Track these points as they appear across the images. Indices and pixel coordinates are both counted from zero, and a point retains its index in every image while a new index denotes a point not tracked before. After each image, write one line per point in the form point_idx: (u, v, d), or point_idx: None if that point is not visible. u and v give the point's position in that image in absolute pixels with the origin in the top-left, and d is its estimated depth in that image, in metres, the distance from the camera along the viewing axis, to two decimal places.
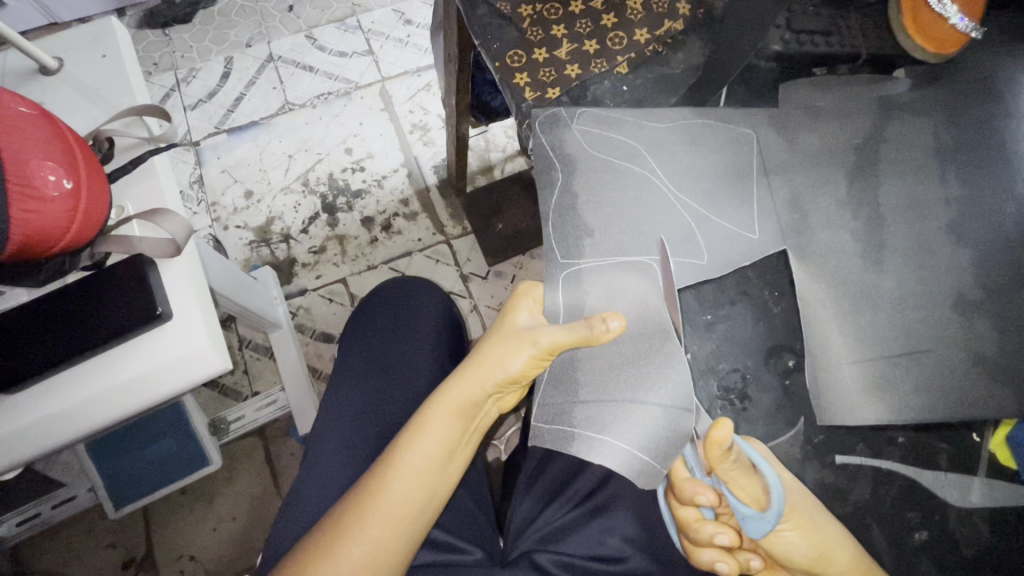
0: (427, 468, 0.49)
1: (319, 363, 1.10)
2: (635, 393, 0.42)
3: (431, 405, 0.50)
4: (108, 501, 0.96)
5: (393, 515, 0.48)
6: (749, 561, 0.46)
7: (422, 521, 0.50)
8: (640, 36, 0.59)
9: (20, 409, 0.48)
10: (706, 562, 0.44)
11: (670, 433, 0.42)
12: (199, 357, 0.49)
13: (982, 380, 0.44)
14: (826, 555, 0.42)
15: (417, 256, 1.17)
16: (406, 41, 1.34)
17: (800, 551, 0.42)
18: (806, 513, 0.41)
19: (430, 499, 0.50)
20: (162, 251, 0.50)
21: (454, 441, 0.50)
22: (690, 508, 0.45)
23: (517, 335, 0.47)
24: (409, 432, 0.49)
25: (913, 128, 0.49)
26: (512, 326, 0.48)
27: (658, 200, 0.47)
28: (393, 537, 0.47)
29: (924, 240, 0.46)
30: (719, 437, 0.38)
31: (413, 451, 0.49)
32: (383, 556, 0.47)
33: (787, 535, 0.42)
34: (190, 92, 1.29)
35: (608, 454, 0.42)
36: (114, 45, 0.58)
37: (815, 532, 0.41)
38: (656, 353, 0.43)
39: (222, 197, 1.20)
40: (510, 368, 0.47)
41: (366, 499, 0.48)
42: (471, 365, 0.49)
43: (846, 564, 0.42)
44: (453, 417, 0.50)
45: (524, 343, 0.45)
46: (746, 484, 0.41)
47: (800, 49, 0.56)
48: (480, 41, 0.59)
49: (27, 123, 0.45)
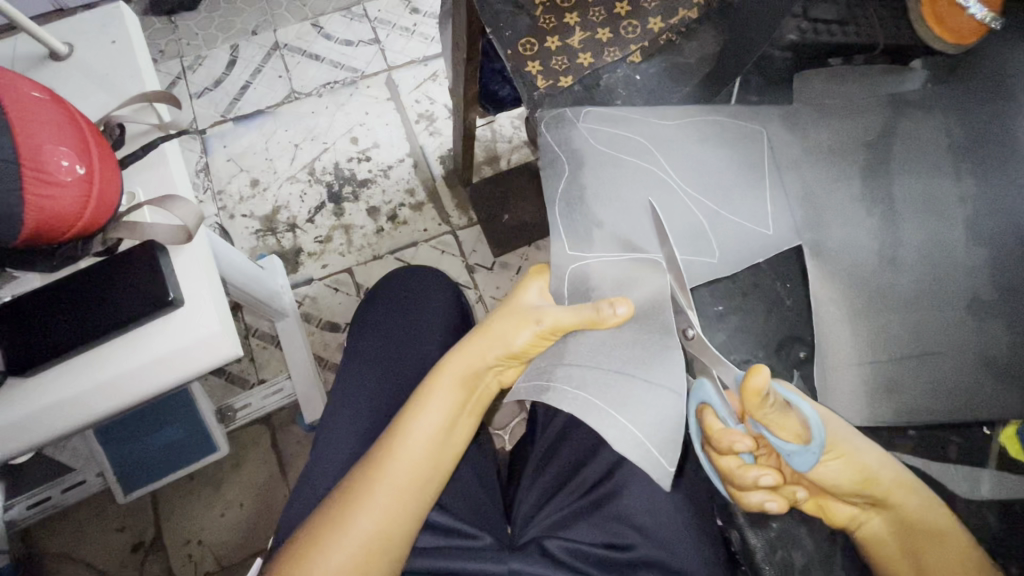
0: (432, 440, 0.51)
1: (325, 352, 1.11)
2: (632, 369, 0.42)
3: (436, 375, 0.52)
4: (117, 486, 0.97)
5: (401, 485, 0.50)
6: (796, 493, 0.41)
7: (428, 493, 0.51)
8: (653, 26, 0.58)
9: (38, 393, 0.48)
10: (755, 504, 0.40)
11: (665, 415, 0.40)
12: (213, 342, 0.50)
13: (992, 381, 0.43)
14: (871, 474, 0.40)
15: (423, 247, 1.17)
16: (413, 30, 1.33)
17: (848, 478, 0.40)
18: (846, 441, 0.40)
19: (434, 470, 0.52)
20: (174, 238, 0.51)
21: (457, 412, 0.52)
22: (730, 456, 0.41)
23: (522, 313, 0.48)
24: (415, 404, 0.51)
25: (924, 124, 0.48)
26: (519, 303, 0.50)
27: (666, 197, 0.46)
28: (402, 508, 0.49)
29: (939, 238, 0.45)
30: (757, 385, 0.37)
31: (417, 424, 0.51)
32: (395, 525, 0.49)
33: (831, 468, 0.40)
34: (196, 79, 1.28)
35: (580, 406, 0.41)
36: (122, 30, 0.57)
37: (857, 457, 0.40)
38: (652, 342, 0.42)
39: (228, 186, 1.20)
40: (513, 344, 0.49)
41: (376, 470, 0.50)
42: (478, 339, 0.51)
43: (890, 480, 0.41)
44: (457, 387, 0.52)
45: (528, 322, 0.47)
46: (781, 422, 0.40)
47: (816, 39, 0.54)
48: (492, 28, 0.58)
49: (40, 106, 0.44)
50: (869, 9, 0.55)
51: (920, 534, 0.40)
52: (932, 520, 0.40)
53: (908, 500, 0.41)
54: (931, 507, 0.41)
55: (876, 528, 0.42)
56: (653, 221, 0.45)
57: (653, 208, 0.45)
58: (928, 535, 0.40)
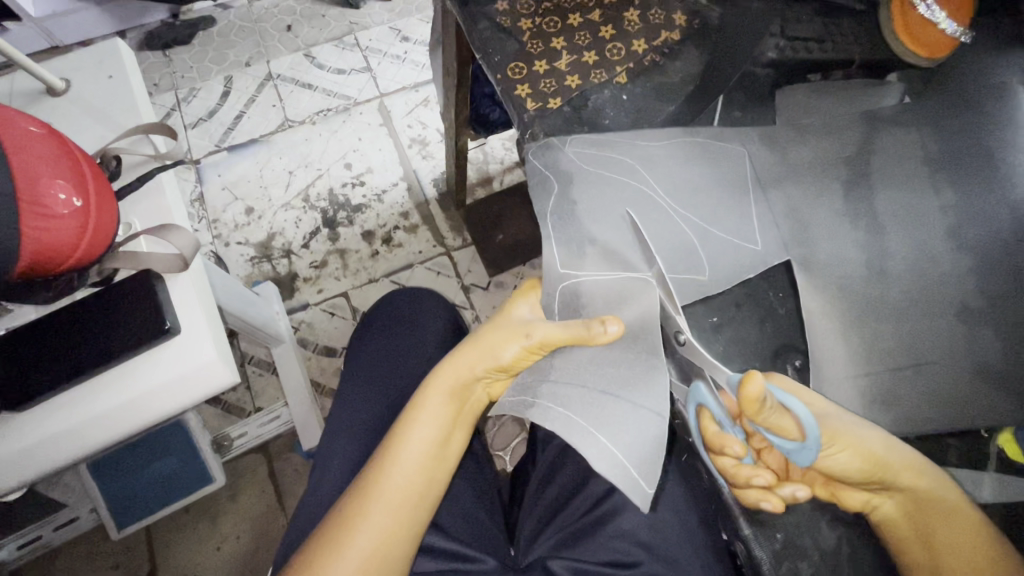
0: (425, 454, 0.51)
1: (322, 377, 1.10)
2: (618, 390, 0.41)
3: (426, 391, 0.52)
4: (111, 522, 0.95)
5: (396, 502, 0.49)
6: (795, 492, 0.39)
7: (423, 511, 0.51)
8: (637, 47, 0.60)
9: (31, 427, 0.48)
10: (750, 502, 0.41)
11: (645, 437, 0.39)
12: (210, 370, 0.50)
13: (986, 387, 0.44)
14: (880, 461, 0.39)
15: (418, 269, 1.18)
16: (404, 57, 1.36)
17: (855, 468, 0.39)
18: (847, 432, 0.39)
19: (429, 486, 0.51)
20: (170, 267, 0.51)
21: (450, 426, 0.53)
22: (727, 456, 0.41)
23: (512, 327, 0.50)
24: (409, 417, 0.52)
25: (901, 141, 0.49)
26: (511, 317, 0.52)
27: (656, 212, 0.47)
28: (397, 526, 0.49)
29: (926, 248, 0.45)
30: (753, 393, 0.37)
31: (408, 440, 0.51)
32: (391, 539, 0.49)
33: (838, 461, 0.39)
34: (191, 111, 1.30)
35: (559, 423, 0.41)
36: (119, 65, 0.59)
37: (862, 445, 0.39)
38: (638, 364, 0.42)
39: (223, 214, 1.21)
40: (501, 357, 0.50)
41: (368, 489, 0.50)
42: (468, 351, 0.52)
43: (899, 463, 0.40)
44: (447, 401, 0.52)
45: (517, 336, 0.49)
46: (777, 422, 0.39)
47: (795, 56, 0.56)
48: (482, 54, 0.60)
49: (38, 141, 0.45)
50: (844, 25, 0.57)
51: (931, 512, 0.40)
52: (941, 495, 0.40)
53: (920, 481, 0.40)
54: (939, 484, 0.40)
55: (888, 511, 0.40)
56: (640, 237, 0.46)
57: (634, 219, 0.46)
58: (937, 511, 0.39)
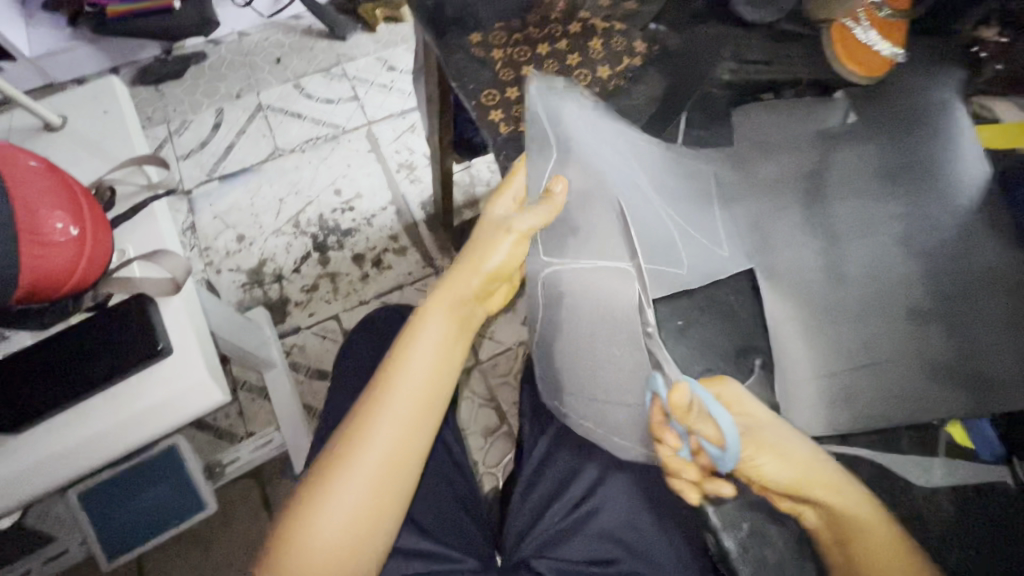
0: (412, 401, 0.51)
1: (314, 400, 1.11)
2: (607, 350, 0.50)
3: (429, 311, 0.55)
4: (101, 553, 0.94)
5: (374, 472, 0.49)
6: (719, 488, 0.45)
7: (405, 472, 0.51)
8: (602, 73, 0.64)
9: (26, 450, 0.49)
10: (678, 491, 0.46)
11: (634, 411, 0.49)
12: (201, 389, 0.51)
13: (938, 383, 0.46)
14: (801, 471, 0.42)
15: (408, 289, 1.20)
16: (390, 86, 1.41)
17: (776, 477, 0.42)
18: (770, 443, 0.42)
19: (411, 443, 0.51)
20: (163, 289, 0.53)
21: (452, 340, 0.55)
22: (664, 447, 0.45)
23: (495, 227, 0.55)
24: (391, 370, 0.52)
25: (855, 155, 0.52)
26: (491, 218, 0.56)
27: (639, 204, 0.49)
28: (373, 493, 0.49)
29: (881, 255, 0.49)
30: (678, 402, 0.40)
31: (388, 403, 0.51)
32: (370, 505, 0.49)
33: (761, 468, 0.42)
34: (182, 142, 1.34)
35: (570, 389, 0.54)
36: (114, 101, 0.62)
37: (784, 457, 0.42)
38: (620, 334, 0.48)
39: (214, 241, 1.23)
40: (494, 256, 0.55)
41: (342, 459, 0.49)
42: (463, 265, 0.56)
43: (820, 477, 0.42)
44: (449, 316, 0.55)
45: (502, 232, 0.54)
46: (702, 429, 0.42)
47: (745, 77, 0.60)
48: (458, 82, 0.63)
49: (37, 175, 0.48)
50: (790, 49, 0.62)
51: (849, 526, 0.42)
52: (857, 511, 0.42)
53: (840, 494, 0.42)
54: (858, 502, 0.42)
55: (812, 519, 0.43)
56: (623, 227, 0.48)
57: (620, 209, 0.48)
58: (851, 527, 0.41)
